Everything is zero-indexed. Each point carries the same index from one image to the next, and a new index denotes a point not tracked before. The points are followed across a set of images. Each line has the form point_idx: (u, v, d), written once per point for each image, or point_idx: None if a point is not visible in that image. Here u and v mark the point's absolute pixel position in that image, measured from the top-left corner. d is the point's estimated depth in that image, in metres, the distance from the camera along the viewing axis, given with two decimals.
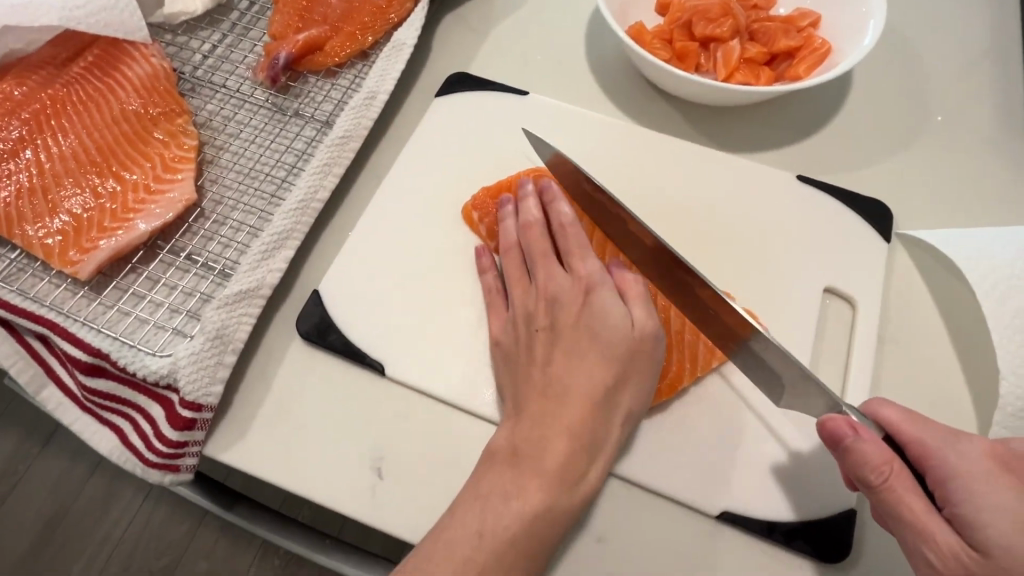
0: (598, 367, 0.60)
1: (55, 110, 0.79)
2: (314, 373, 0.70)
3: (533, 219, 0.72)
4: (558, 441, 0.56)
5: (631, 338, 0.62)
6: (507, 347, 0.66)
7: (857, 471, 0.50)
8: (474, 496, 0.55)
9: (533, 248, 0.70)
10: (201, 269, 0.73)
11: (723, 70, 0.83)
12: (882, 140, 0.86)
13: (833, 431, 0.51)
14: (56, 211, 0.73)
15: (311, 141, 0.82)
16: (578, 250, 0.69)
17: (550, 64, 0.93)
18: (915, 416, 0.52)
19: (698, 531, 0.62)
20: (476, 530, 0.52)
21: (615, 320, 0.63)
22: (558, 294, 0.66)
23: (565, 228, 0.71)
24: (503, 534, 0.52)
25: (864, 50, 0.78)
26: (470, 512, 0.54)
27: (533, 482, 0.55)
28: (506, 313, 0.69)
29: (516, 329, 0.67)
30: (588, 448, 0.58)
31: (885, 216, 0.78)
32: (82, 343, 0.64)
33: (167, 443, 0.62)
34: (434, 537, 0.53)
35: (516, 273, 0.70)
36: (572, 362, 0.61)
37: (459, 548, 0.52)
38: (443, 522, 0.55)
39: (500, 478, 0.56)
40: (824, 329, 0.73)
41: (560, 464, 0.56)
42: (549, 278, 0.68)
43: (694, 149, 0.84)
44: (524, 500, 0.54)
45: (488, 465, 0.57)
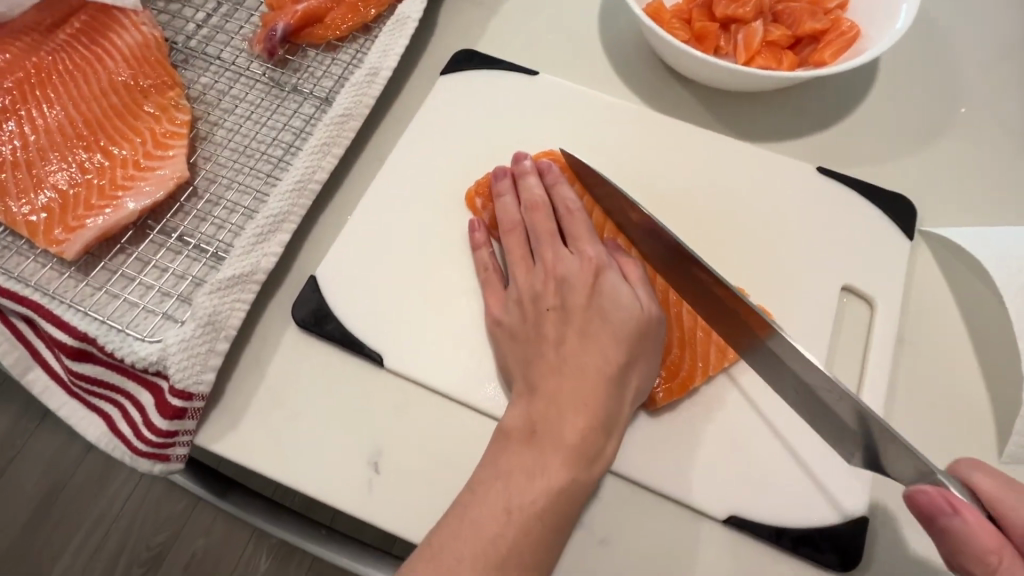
0: (614, 341, 0.57)
1: (39, 79, 0.75)
2: (310, 362, 0.67)
3: (537, 199, 0.69)
4: (579, 414, 0.53)
5: (643, 316, 0.60)
6: (511, 327, 0.62)
7: (957, 555, 0.46)
8: (495, 474, 0.51)
9: (537, 228, 0.67)
10: (193, 252, 0.70)
11: (744, 54, 0.79)
12: (907, 133, 0.82)
13: (926, 507, 0.46)
14: (41, 187, 0.70)
15: (310, 119, 0.78)
16: (583, 232, 0.67)
17: (562, 43, 0.89)
18: (1014, 484, 0.46)
19: (704, 535, 0.60)
20: (501, 508, 0.48)
21: (627, 298, 0.60)
22: (567, 273, 0.63)
23: (571, 210, 0.68)
24: (530, 510, 0.48)
25: (895, 36, 0.74)
26: (491, 492, 0.49)
27: (556, 459, 0.51)
28: (507, 294, 0.65)
29: (522, 309, 0.63)
30: (606, 423, 0.54)
31: (907, 212, 0.75)
32: (68, 326, 0.61)
33: (156, 432, 0.60)
34: (457, 515, 0.49)
35: (518, 253, 0.67)
36: (584, 339, 0.58)
37: (484, 529, 0.47)
38: (462, 500, 0.50)
39: (520, 456, 0.51)
40: (840, 329, 0.70)
41: (582, 438, 0.52)
42: (556, 257, 0.65)
43: (711, 137, 0.80)
44: (548, 477, 0.50)
45: (503, 444, 0.53)
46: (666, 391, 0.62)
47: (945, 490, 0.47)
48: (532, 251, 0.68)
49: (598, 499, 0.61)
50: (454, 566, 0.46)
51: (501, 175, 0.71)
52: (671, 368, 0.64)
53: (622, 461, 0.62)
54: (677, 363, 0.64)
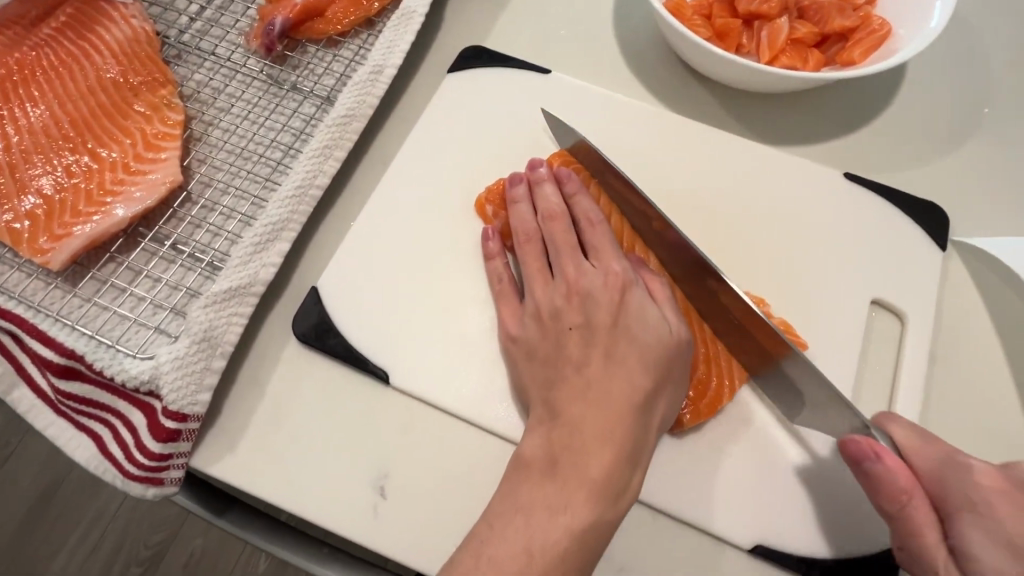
0: (641, 366, 0.54)
1: (23, 76, 0.71)
2: (312, 379, 0.64)
3: (555, 208, 0.65)
4: (606, 446, 0.49)
5: (670, 339, 0.57)
6: (529, 345, 0.59)
7: (875, 494, 0.51)
8: (515, 508, 0.47)
9: (556, 239, 0.64)
10: (187, 261, 0.66)
11: (767, 52, 0.75)
12: (937, 137, 0.79)
13: (853, 453, 0.51)
14: (25, 192, 0.66)
15: (311, 119, 0.74)
16: (605, 245, 0.63)
17: (575, 38, 0.84)
18: (927, 437, 0.51)
19: (729, 565, 0.57)
20: (522, 548, 0.45)
21: (654, 319, 0.58)
22: (590, 289, 0.60)
23: (592, 221, 0.65)
24: (552, 551, 0.45)
25: (928, 35, 0.70)
26: (511, 528, 0.46)
27: (581, 494, 0.47)
28: (523, 309, 0.62)
29: (540, 327, 0.60)
30: (633, 455, 0.51)
31: (939, 221, 0.71)
32: (54, 343, 0.58)
33: (149, 455, 0.57)
34: (474, 551, 0.45)
35: (536, 265, 0.64)
36: (609, 363, 0.55)
37: (504, 570, 0.44)
38: (478, 535, 0.47)
39: (542, 490, 0.48)
40: (868, 344, 0.67)
41: (609, 471, 0.48)
42: (578, 271, 0.62)
43: (732, 139, 0.76)
44: (573, 514, 0.46)
45: (523, 475, 0.49)
46: (694, 413, 0.59)
47: (872, 438, 0.52)
48: (550, 264, 0.64)
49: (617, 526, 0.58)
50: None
51: (516, 181, 0.68)
52: (698, 387, 0.61)
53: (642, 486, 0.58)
54: (704, 383, 0.61)
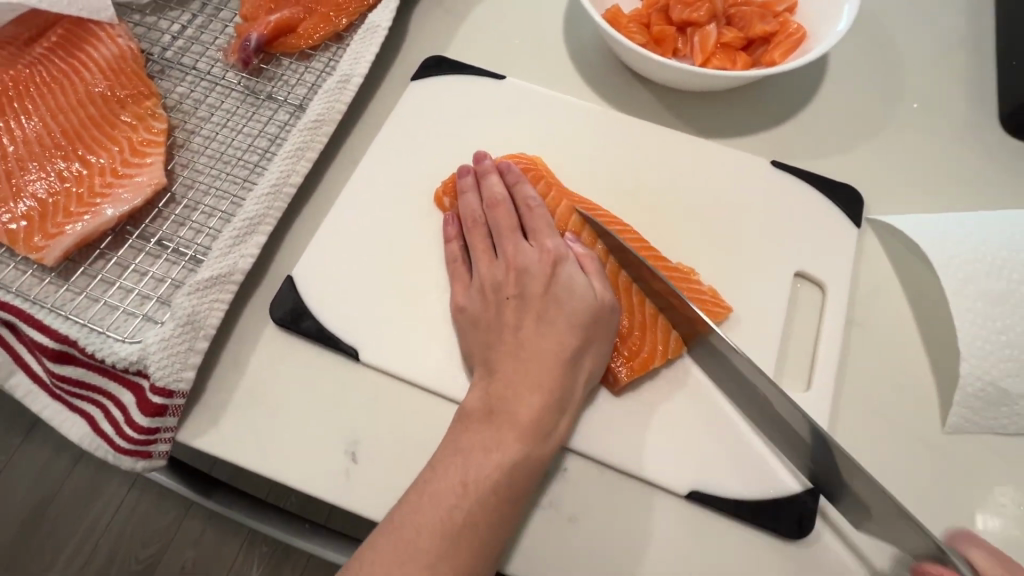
0: (567, 329, 0.62)
1: (17, 92, 0.77)
2: (288, 358, 0.70)
3: (498, 196, 0.72)
4: (533, 395, 0.58)
5: (596, 305, 0.64)
6: (473, 315, 0.66)
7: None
8: (455, 452, 0.56)
9: (499, 223, 0.71)
10: (172, 255, 0.72)
11: (700, 55, 0.83)
12: (856, 129, 0.87)
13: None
14: (20, 196, 0.72)
15: (285, 125, 0.81)
16: (543, 226, 0.70)
17: (529, 47, 0.92)
18: (1004, 565, 0.54)
19: (668, 509, 0.64)
20: (459, 481, 0.54)
21: (582, 288, 0.65)
22: (526, 265, 0.67)
23: (530, 206, 0.71)
24: (485, 483, 0.54)
25: (837, 36, 0.78)
26: (451, 468, 0.55)
27: (510, 436, 0.56)
28: (470, 283, 0.69)
29: (483, 299, 0.67)
30: (558, 404, 0.59)
31: (855, 202, 0.79)
32: (49, 330, 0.63)
33: (138, 429, 0.62)
34: (418, 490, 0.54)
35: (481, 247, 0.70)
36: (540, 328, 0.63)
37: (444, 501, 0.53)
38: (424, 478, 0.55)
39: (478, 434, 0.57)
40: (794, 314, 0.74)
41: (536, 416, 0.58)
42: (517, 249, 0.69)
43: (670, 133, 0.84)
44: (504, 451, 0.55)
45: (464, 425, 0.58)
46: (630, 370, 0.66)
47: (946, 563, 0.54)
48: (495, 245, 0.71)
49: (566, 478, 0.65)
50: (415, 537, 0.51)
51: (464, 172, 0.75)
52: (633, 349, 0.67)
53: (580, 438, 0.65)
54: (640, 345, 0.67)
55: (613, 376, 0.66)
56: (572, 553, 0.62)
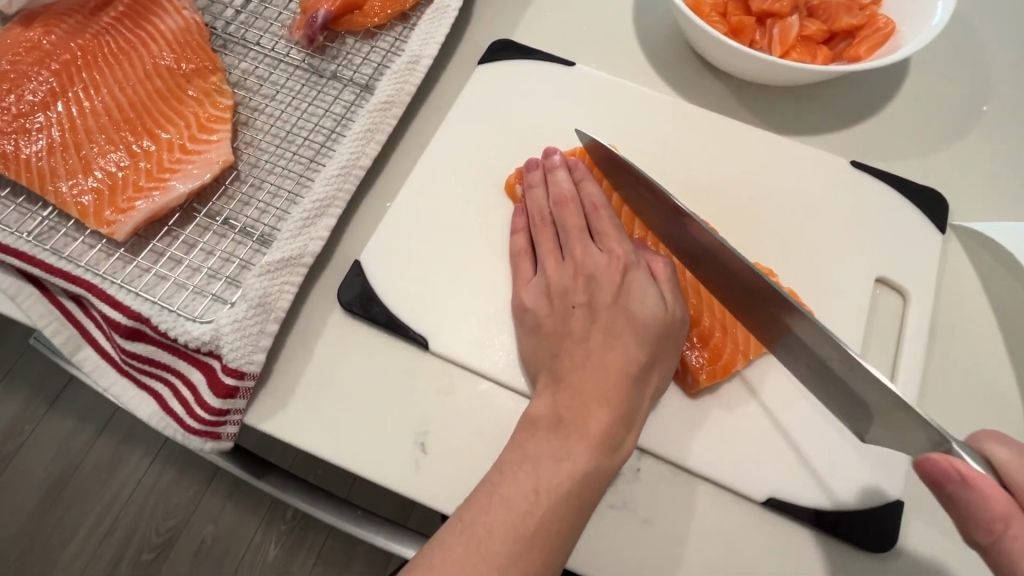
0: (635, 342, 0.59)
1: (84, 61, 0.75)
2: (356, 344, 0.69)
3: (566, 193, 0.69)
4: (603, 406, 0.55)
5: (666, 317, 0.61)
6: (537, 319, 0.64)
7: (963, 520, 0.46)
8: (523, 457, 0.53)
9: (566, 223, 0.68)
10: (238, 234, 0.70)
11: (779, 48, 0.80)
12: (936, 131, 0.84)
13: (934, 477, 0.46)
14: (89, 169, 0.71)
15: (351, 105, 0.79)
16: (611, 230, 0.67)
17: (597, 34, 0.89)
18: None
19: (743, 514, 0.63)
20: (531, 487, 0.50)
21: (652, 298, 0.61)
22: (594, 270, 0.64)
23: (597, 207, 0.69)
24: (558, 491, 0.50)
25: (932, 32, 0.75)
26: (520, 473, 0.51)
27: (580, 446, 0.52)
28: (536, 283, 0.66)
29: (550, 302, 0.64)
30: (626, 417, 0.56)
31: (939, 207, 0.76)
32: (123, 306, 0.63)
33: (209, 410, 0.61)
34: (488, 491, 0.51)
35: (548, 247, 0.68)
36: (609, 337, 0.59)
37: (516, 504, 0.49)
38: (491, 478, 0.52)
39: (546, 442, 0.53)
40: (872, 320, 0.72)
41: (605, 428, 0.54)
42: (585, 252, 0.66)
43: (744, 128, 0.81)
44: (573, 462, 0.52)
45: (529, 431, 0.55)
46: (709, 373, 0.64)
47: (961, 462, 0.46)
48: (562, 246, 0.68)
49: (638, 479, 0.63)
50: (487, 538, 0.48)
51: (532, 167, 0.72)
52: (714, 352, 0.65)
53: (657, 440, 0.64)
54: (720, 347, 0.66)
55: (692, 378, 0.64)
56: (644, 555, 0.61)
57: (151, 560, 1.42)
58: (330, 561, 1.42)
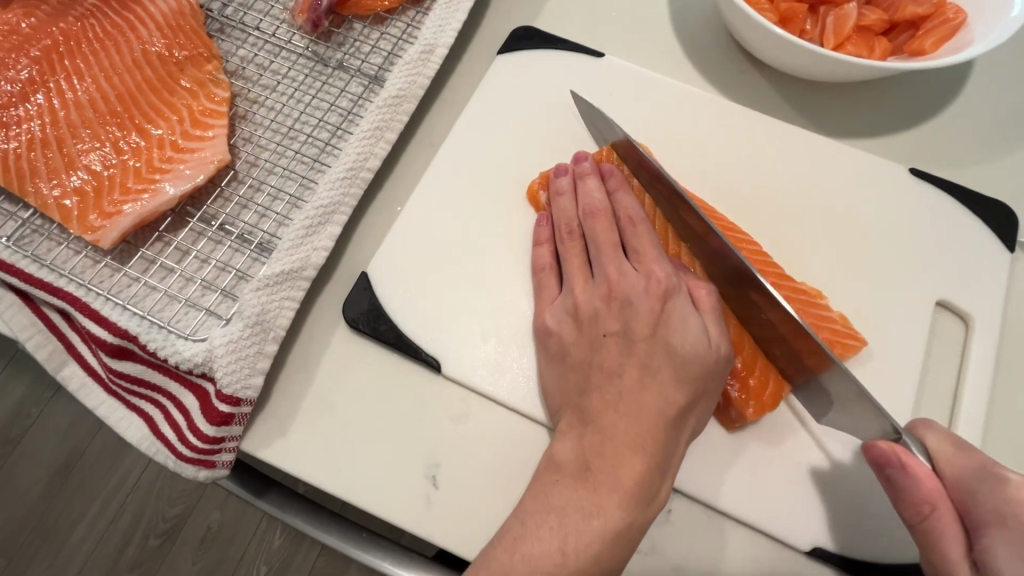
0: (675, 378, 0.53)
1: (67, 47, 0.69)
2: (362, 364, 0.63)
3: (598, 204, 0.63)
4: (637, 452, 0.49)
5: (709, 352, 0.55)
6: (564, 346, 0.58)
7: (897, 502, 0.49)
8: (547, 508, 0.48)
9: (598, 238, 0.62)
10: (236, 242, 0.65)
11: (833, 40, 0.72)
12: (1002, 134, 0.76)
13: (876, 458, 0.50)
14: (73, 167, 0.65)
15: (358, 99, 0.72)
16: (648, 248, 0.61)
17: (629, 20, 0.81)
18: (962, 445, 0.48)
19: (783, 563, 0.57)
20: (557, 547, 0.45)
21: (693, 330, 0.55)
22: (629, 294, 0.58)
23: (634, 221, 0.62)
24: (587, 551, 0.45)
25: (1011, 24, 0.66)
26: (545, 527, 0.46)
27: (612, 500, 0.47)
28: (562, 304, 0.60)
29: (578, 327, 0.58)
30: (663, 465, 0.50)
31: (1008, 220, 0.69)
32: (108, 323, 0.57)
33: (202, 438, 0.56)
34: (508, 548, 0.46)
35: (576, 263, 0.62)
36: (646, 372, 0.54)
37: (540, 566, 0.44)
38: (512, 532, 0.47)
39: (574, 493, 0.48)
40: (930, 348, 0.65)
41: (639, 478, 0.48)
42: (619, 272, 0.60)
43: (789, 128, 0.73)
44: (605, 518, 0.46)
45: (554, 477, 0.50)
46: (757, 407, 0.58)
47: (901, 445, 0.50)
48: (592, 263, 0.62)
49: (669, 522, 0.58)
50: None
51: (561, 172, 0.66)
52: (759, 384, 0.59)
53: (691, 479, 0.58)
54: (765, 376, 0.59)
55: (737, 413, 0.58)
56: None
57: (158, 545, 1.40)
58: (334, 555, 1.39)
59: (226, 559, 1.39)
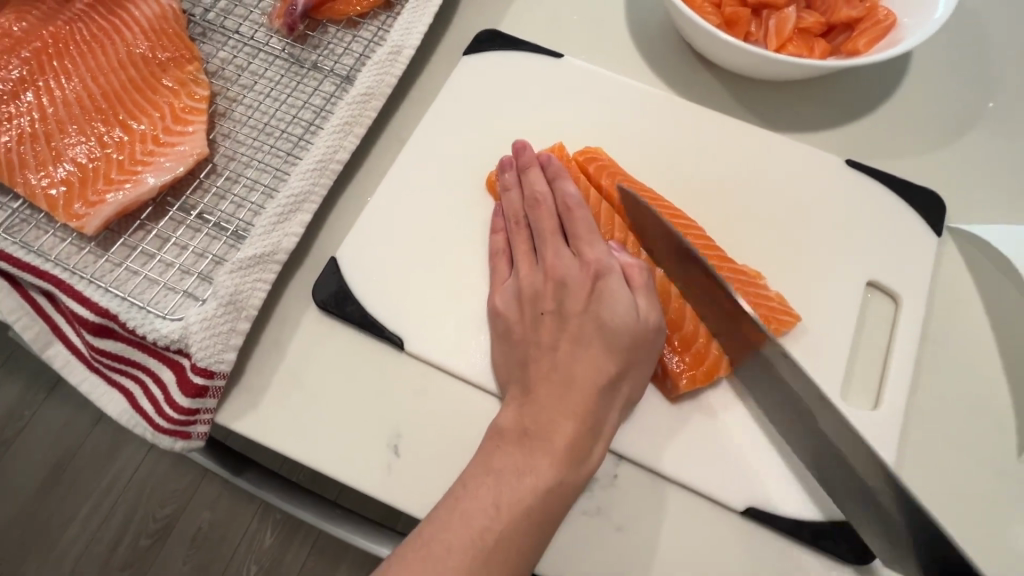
0: (604, 352, 0.57)
1: (56, 49, 0.73)
2: (330, 343, 0.67)
3: (540, 195, 0.68)
4: (569, 418, 0.54)
5: (639, 325, 0.59)
6: (507, 326, 0.63)
7: None
8: (486, 471, 0.52)
9: (540, 226, 0.67)
10: (213, 229, 0.69)
11: (774, 41, 0.77)
12: (935, 127, 0.81)
13: None
14: (60, 160, 0.69)
15: (331, 97, 0.76)
16: (586, 232, 0.65)
17: (589, 24, 0.87)
18: None
19: (722, 525, 0.61)
20: (491, 503, 0.49)
21: (624, 306, 0.60)
22: (565, 276, 0.63)
23: (571, 208, 0.66)
24: (519, 507, 0.49)
25: (935, 26, 0.72)
26: (482, 488, 0.50)
27: (545, 460, 0.52)
28: (508, 286, 0.65)
29: (520, 307, 0.63)
30: (592, 432, 0.55)
31: (935, 207, 0.74)
32: (90, 302, 0.61)
33: (178, 409, 0.60)
34: (448, 507, 0.50)
35: (523, 249, 0.67)
36: (577, 346, 0.58)
37: (475, 520, 0.48)
38: (455, 493, 0.51)
39: (511, 456, 0.52)
40: (862, 326, 0.70)
41: (570, 442, 0.53)
42: (556, 257, 0.64)
43: (735, 124, 0.78)
44: (537, 476, 0.51)
45: (495, 444, 0.54)
46: (690, 379, 0.63)
47: None
48: (536, 249, 0.67)
49: (615, 486, 0.62)
50: (444, 555, 0.47)
51: (507, 167, 0.70)
52: (696, 356, 0.64)
53: (635, 447, 0.63)
54: (702, 352, 0.64)
55: (672, 383, 0.63)
56: (620, 562, 0.59)
57: (149, 545, 1.43)
58: (322, 551, 1.42)
59: (217, 559, 1.42)
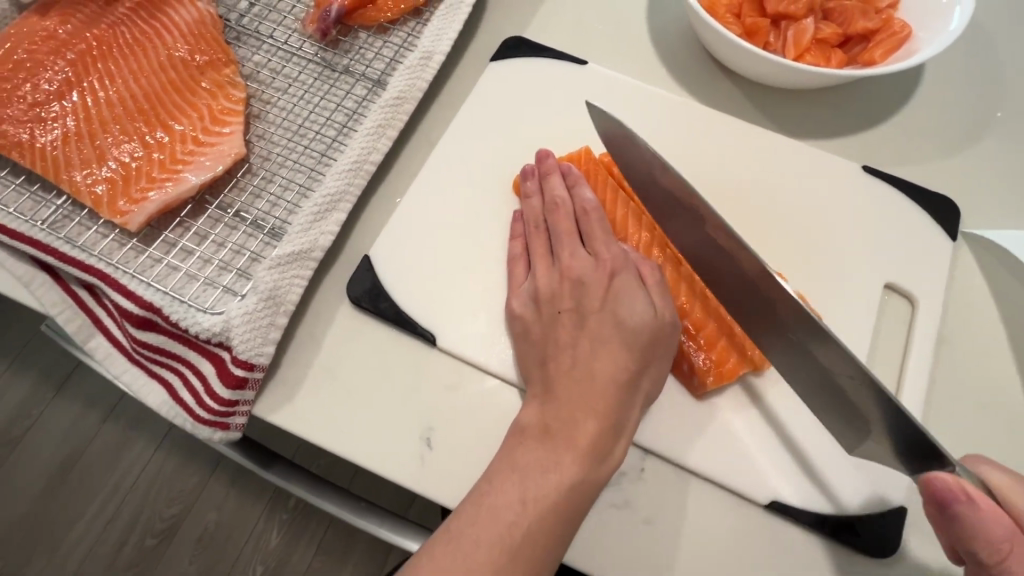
0: (624, 350, 0.59)
1: (100, 51, 0.76)
2: (363, 338, 0.69)
3: (559, 199, 0.70)
4: (591, 416, 0.56)
5: (656, 323, 0.61)
6: (526, 325, 0.65)
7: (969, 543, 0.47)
8: (512, 468, 0.53)
9: (558, 229, 0.69)
10: (249, 227, 0.71)
11: (792, 51, 0.79)
12: (948, 135, 0.83)
13: (940, 492, 0.47)
14: (104, 159, 0.71)
15: (363, 100, 0.79)
16: (603, 236, 0.68)
17: (610, 32, 0.89)
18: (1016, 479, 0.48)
19: (746, 517, 0.63)
20: (518, 498, 0.51)
21: (641, 305, 0.62)
22: (583, 276, 0.65)
23: (588, 211, 0.69)
24: (546, 501, 0.51)
25: (950, 38, 0.74)
26: (508, 483, 0.52)
27: (569, 456, 0.53)
28: (526, 287, 0.67)
29: (539, 307, 0.65)
30: (614, 429, 0.56)
31: (950, 213, 0.76)
32: (134, 295, 0.63)
33: (219, 401, 0.62)
34: (475, 502, 0.52)
35: (542, 251, 0.69)
36: (595, 344, 0.60)
37: (504, 515, 0.50)
38: (481, 489, 0.53)
39: (537, 451, 0.54)
40: (880, 327, 0.72)
41: (593, 438, 0.55)
42: (573, 258, 0.66)
43: (754, 129, 0.81)
44: (561, 473, 0.53)
45: (520, 440, 0.56)
46: (716, 376, 0.65)
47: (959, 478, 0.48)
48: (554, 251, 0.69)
49: (642, 479, 0.64)
50: (473, 548, 0.49)
51: (528, 174, 0.72)
52: (720, 354, 0.65)
53: (659, 443, 0.64)
54: (724, 353, 0.65)
55: (698, 380, 0.65)
56: (646, 553, 0.61)
57: (155, 545, 1.44)
58: (329, 552, 1.43)
59: (222, 559, 1.43)
